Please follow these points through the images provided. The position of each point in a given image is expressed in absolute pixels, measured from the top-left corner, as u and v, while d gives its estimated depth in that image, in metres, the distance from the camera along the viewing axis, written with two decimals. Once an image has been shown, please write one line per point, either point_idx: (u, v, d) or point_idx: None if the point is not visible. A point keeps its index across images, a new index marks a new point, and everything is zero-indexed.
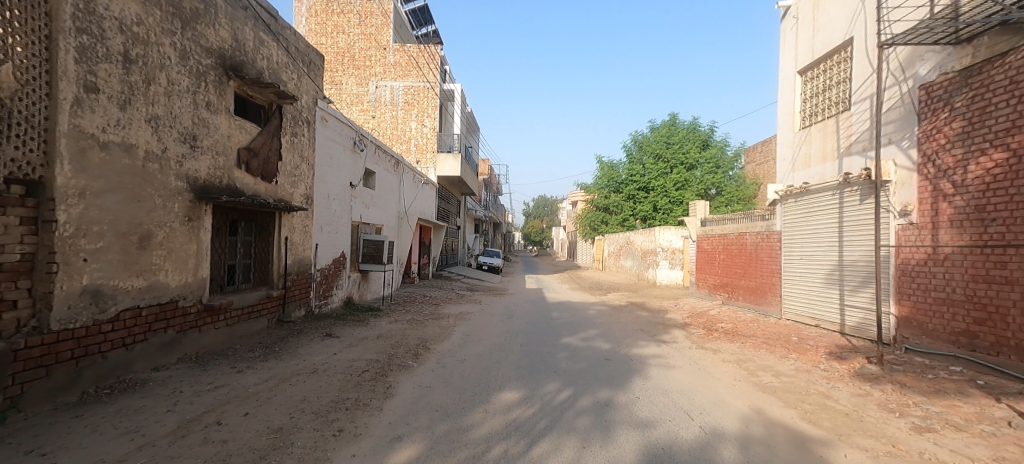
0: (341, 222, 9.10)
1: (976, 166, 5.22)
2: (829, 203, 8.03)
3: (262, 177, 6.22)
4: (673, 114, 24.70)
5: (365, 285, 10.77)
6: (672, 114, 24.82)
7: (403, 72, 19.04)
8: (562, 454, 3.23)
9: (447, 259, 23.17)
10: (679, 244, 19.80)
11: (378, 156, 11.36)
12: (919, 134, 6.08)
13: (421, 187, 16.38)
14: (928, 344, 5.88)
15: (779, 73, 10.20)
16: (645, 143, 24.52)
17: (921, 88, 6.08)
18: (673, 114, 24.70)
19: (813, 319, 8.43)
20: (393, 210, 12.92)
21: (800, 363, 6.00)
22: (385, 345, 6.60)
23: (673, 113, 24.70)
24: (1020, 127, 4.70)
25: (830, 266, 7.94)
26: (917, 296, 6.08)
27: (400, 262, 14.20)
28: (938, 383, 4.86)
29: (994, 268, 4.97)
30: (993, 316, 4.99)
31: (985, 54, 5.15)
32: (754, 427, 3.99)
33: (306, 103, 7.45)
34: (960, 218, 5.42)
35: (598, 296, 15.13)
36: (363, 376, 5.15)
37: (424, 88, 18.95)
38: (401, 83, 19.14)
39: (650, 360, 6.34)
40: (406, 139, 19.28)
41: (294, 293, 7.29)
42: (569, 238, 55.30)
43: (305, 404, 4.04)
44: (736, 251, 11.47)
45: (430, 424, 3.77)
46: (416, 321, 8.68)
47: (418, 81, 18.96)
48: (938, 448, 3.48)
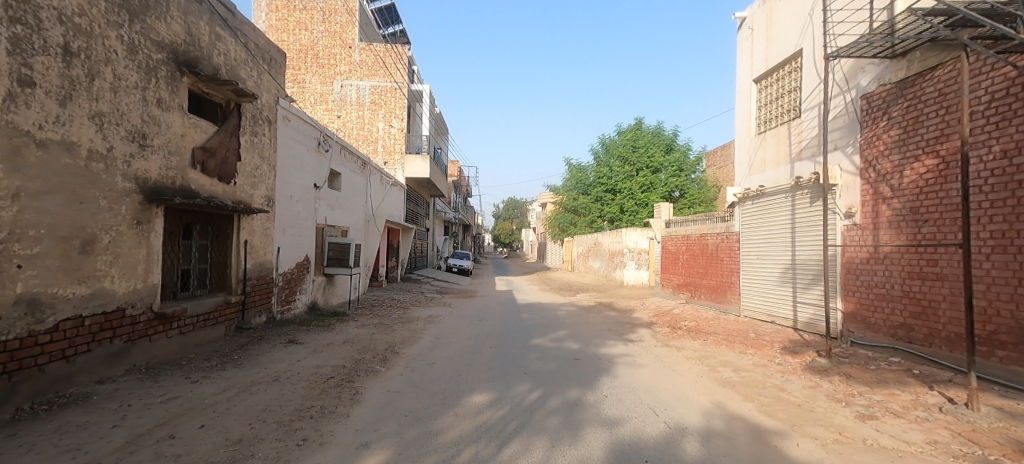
0: (305, 224, 8.83)
1: (910, 171, 5.62)
2: (783, 206, 8.43)
3: (220, 179, 5.95)
4: (639, 118, 25.41)
5: (331, 289, 10.52)
6: (638, 118, 25.51)
7: (369, 71, 18.70)
8: (532, 455, 3.26)
9: (416, 263, 22.85)
10: (645, 245, 20.35)
11: (345, 157, 11.11)
12: (860, 141, 6.51)
13: (389, 189, 16.11)
14: (871, 337, 6.27)
15: (737, 81, 10.63)
16: (612, 147, 25.20)
17: (862, 98, 6.50)
18: (638, 118, 25.40)
19: (768, 316, 8.84)
20: (360, 212, 12.68)
21: (757, 358, 6.28)
22: (352, 350, 6.43)
23: (639, 117, 25.40)
24: (946, 136, 5.15)
25: (784, 265, 8.33)
26: (862, 292, 6.47)
27: (367, 265, 13.86)
28: (880, 373, 5.19)
29: (926, 265, 5.38)
30: (926, 310, 5.37)
31: (918, 67, 5.56)
32: (715, 421, 4.16)
33: (266, 102, 7.17)
34: (897, 219, 5.81)
35: (568, 297, 15.37)
36: (328, 384, 5.01)
37: (390, 88, 18.75)
38: (367, 83, 18.78)
39: (617, 359, 6.46)
40: (373, 140, 18.93)
41: (254, 299, 7.00)
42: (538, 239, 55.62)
43: (266, 413, 3.90)
44: (699, 252, 11.88)
45: (399, 430, 3.71)
46: (385, 325, 8.51)
47: (385, 81, 18.73)
48: (879, 434, 3.74)
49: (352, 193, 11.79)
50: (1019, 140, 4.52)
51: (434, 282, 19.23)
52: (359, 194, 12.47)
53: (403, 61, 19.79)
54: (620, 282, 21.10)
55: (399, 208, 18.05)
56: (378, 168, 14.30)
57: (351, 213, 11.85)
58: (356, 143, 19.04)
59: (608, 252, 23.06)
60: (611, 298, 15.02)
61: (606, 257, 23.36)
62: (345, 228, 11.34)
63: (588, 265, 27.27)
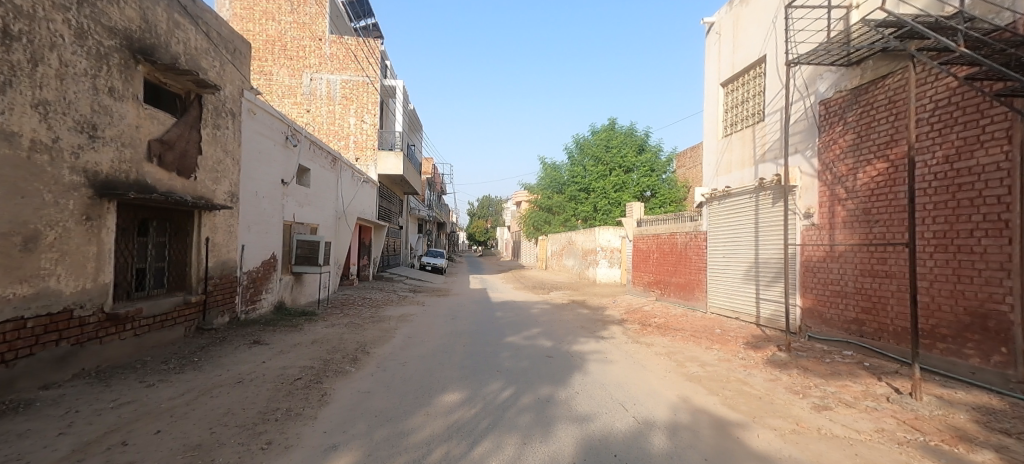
0: (271, 221, 8.54)
1: (864, 174, 5.93)
2: (748, 206, 8.72)
3: (179, 173, 5.68)
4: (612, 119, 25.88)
5: (299, 288, 10.22)
6: (611, 119, 25.97)
7: (340, 65, 18.26)
8: (503, 452, 3.26)
9: (389, 261, 22.48)
10: (618, 243, 20.80)
11: (314, 153, 10.81)
12: (818, 145, 6.81)
13: (361, 186, 15.78)
14: (827, 332, 6.59)
15: (705, 85, 10.93)
16: (586, 146, 25.63)
17: (821, 103, 6.81)
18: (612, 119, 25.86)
19: (733, 312, 9.15)
20: (331, 209, 12.38)
21: (722, 353, 6.49)
22: (320, 350, 6.28)
23: (612, 118, 25.86)
24: (895, 142, 5.46)
25: (748, 263, 8.64)
26: (819, 289, 6.78)
27: (337, 263, 13.53)
28: (834, 366, 5.46)
29: (877, 263, 5.68)
30: (876, 305, 5.68)
31: (870, 75, 5.86)
32: (682, 415, 4.28)
33: (230, 93, 6.88)
34: (851, 219, 6.12)
35: (542, 295, 15.47)
36: (295, 385, 4.87)
37: (362, 83, 18.35)
38: (338, 77, 18.33)
39: (589, 356, 6.56)
40: (344, 135, 18.50)
41: (216, 298, 6.72)
42: (513, 237, 55.73)
43: (227, 417, 3.76)
44: (669, 250, 12.18)
45: (369, 430, 3.64)
46: (355, 324, 8.34)
47: (356, 76, 18.32)
48: (832, 423, 3.94)
49: (321, 189, 11.48)
50: (959, 146, 4.85)
51: (408, 281, 18.99)
52: (329, 190, 12.16)
53: (376, 55, 19.43)
54: (592, 281, 21.39)
55: (371, 205, 17.72)
56: (349, 164, 13.98)
57: (321, 210, 11.54)
58: (326, 139, 18.57)
59: (581, 250, 23.32)
60: (584, 296, 15.21)
61: (580, 255, 23.67)
62: (315, 225, 11.04)
63: (562, 263, 27.49)
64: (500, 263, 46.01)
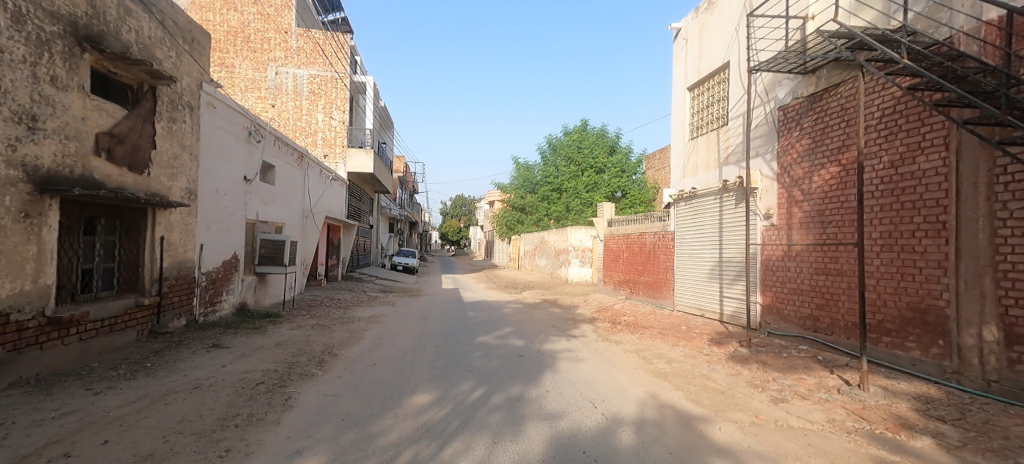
0: (233, 219, 8.21)
1: (818, 177, 6.23)
2: (712, 207, 9.02)
3: (131, 168, 5.38)
4: (585, 121, 26.37)
5: (262, 289, 9.87)
6: (584, 120, 26.48)
7: (307, 59, 17.76)
8: (472, 453, 3.25)
9: (359, 261, 22.02)
10: (589, 243, 21.04)
11: (279, 149, 10.47)
12: (777, 149, 7.11)
13: (329, 184, 15.38)
14: (784, 328, 6.89)
15: (673, 89, 11.23)
16: (559, 146, 26.01)
17: (779, 109, 7.12)
18: (584, 121, 26.36)
19: (699, 310, 9.45)
20: (297, 207, 12.01)
21: (688, 349, 6.69)
22: (285, 353, 6.08)
23: (585, 119, 26.36)
24: (846, 147, 5.76)
25: (712, 262, 8.94)
26: (777, 287, 7.09)
27: (304, 263, 13.14)
28: (791, 360, 5.72)
29: (830, 262, 5.99)
30: (829, 302, 5.99)
31: (824, 83, 6.17)
32: (649, 411, 4.39)
33: (188, 86, 6.57)
34: (807, 220, 6.42)
35: (514, 294, 15.54)
36: (257, 390, 4.70)
37: (331, 78, 17.93)
38: (305, 71, 17.81)
39: (560, 354, 6.62)
40: (312, 131, 18.00)
41: (172, 300, 6.41)
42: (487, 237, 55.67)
43: (183, 424, 3.59)
44: (638, 250, 12.46)
45: (335, 434, 3.56)
46: (322, 326, 8.13)
47: (324, 71, 17.91)
48: (788, 415, 4.13)
49: (287, 187, 11.12)
50: (903, 152, 5.17)
51: (379, 281, 18.67)
52: (295, 188, 11.80)
53: (345, 50, 19.01)
54: (565, 280, 21.63)
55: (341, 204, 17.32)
56: (317, 161, 13.60)
57: (287, 208, 11.18)
58: (293, 135, 18.03)
59: (554, 250, 23.53)
60: (556, 295, 15.36)
61: (552, 255, 23.90)
62: (280, 224, 10.68)
63: (534, 262, 27.65)
64: (472, 262, 45.83)
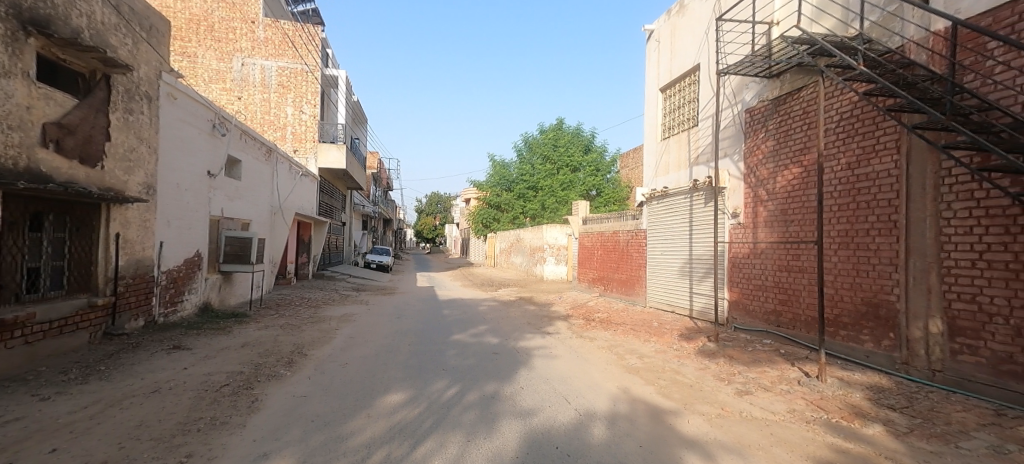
0: (196, 216, 7.89)
1: (781, 178, 6.49)
2: (683, 206, 9.25)
3: (84, 161, 5.09)
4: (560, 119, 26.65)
5: (227, 288, 9.53)
6: (559, 119, 26.75)
7: (276, 50, 17.23)
8: (446, 451, 3.23)
9: (330, 259, 21.53)
10: (564, 241, 21.24)
11: (246, 143, 10.11)
12: (744, 150, 7.36)
13: (299, 180, 14.96)
14: (750, 323, 7.15)
15: (646, 89, 11.43)
16: (535, 145, 26.22)
17: (746, 111, 7.37)
18: (560, 119, 26.63)
19: (669, 306, 9.70)
20: (265, 203, 11.64)
21: (659, 345, 6.85)
22: (252, 354, 5.90)
23: (560, 118, 26.64)
24: (808, 149, 6.01)
25: (682, 259, 9.18)
26: (743, 283, 7.34)
27: (272, 261, 12.75)
28: (755, 354, 5.94)
29: (792, 259, 6.25)
30: (791, 297, 6.25)
31: (787, 87, 6.42)
32: (620, 405, 4.47)
33: (145, 75, 6.25)
34: (771, 219, 6.68)
35: (489, 292, 15.55)
36: (221, 392, 4.54)
37: (300, 71, 17.41)
38: (273, 63, 17.27)
39: (534, 351, 6.67)
40: (281, 125, 17.50)
41: (128, 300, 6.10)
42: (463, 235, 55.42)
43: (140, 430, 3.44)
44: (611, 247, 12.68)
45: (304, 436, 3.47)
46: (292, 326, 7.92)
47: (294, 63, 17.38)
48: (752, 407, 4.28)
49: (255, 182, 10.75)
50: (859, 155, 5.44)
51: (352, 279, 18.34)
52: (264, 184, 11.43)
53: (317, 42, 18.54)
54: (540, 278, 21.77)
55: (312, 200, 16.90)
56: (286, 156, 13.20)
57: (255, 205, 10.81)
58: (260, 128, 17.50)
59: (529, 248, 23.65)
60: (531, 293, 15.45)
61: (528, 253, 24.01)
62: (246, 221, 10.32)
63: (510, 261, 27.65)
64: (448, 260, 45.59)
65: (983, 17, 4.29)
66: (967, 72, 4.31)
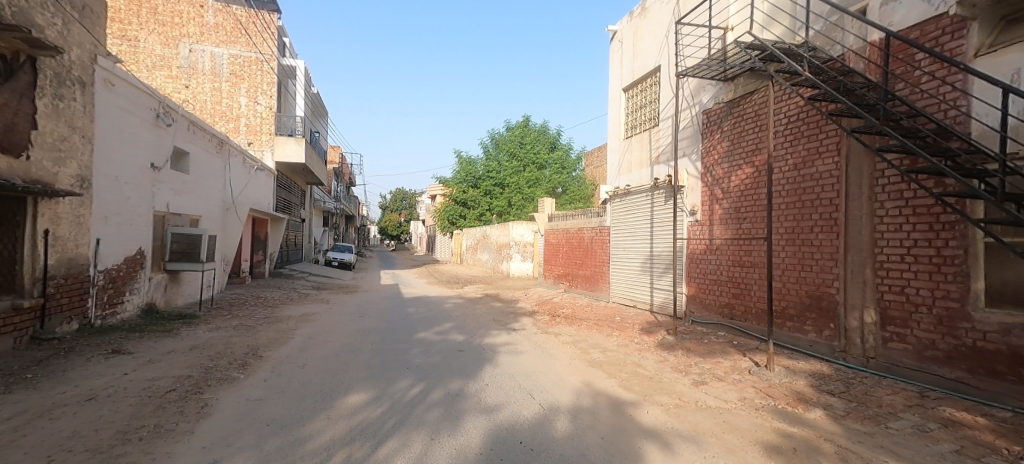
0: (137, 211, 7.39)
1: (735, 177, 6.80)
2: (644, 204, 9.52)
3: (6, 150, 4.65)
4: (527, 117, 26.88)
5: (173, 288, 9.00)
6: (526, 116, 27.01)
7: (227, 37, 16.49)
8: (409, 450, 3.18)
9: (288, 257, 20.71)
10: (530, 238, 21.46)
11: (194, 134, 9.55)
12: (701, 150, 7.65)
13: (254, 174, 14.28)
14: (705, 316, 7.46)
15: (609, 89, 11.66)
16: (501, 142, 26.47)
17: (703, 113, 7.66)
18: (526, 117, 26.86)
19: (631, 301, 9.96)
20: (217, 199, 11.06)
21: (621, 339, 7.04)
22: (201, 357, 5.60)
23: (527, 115, 26.90)
24: (760, 149, 6.32)
25: (643, 255, 9.45)
26: (699, 278, 7.65)
27: (224, 259, 12.13)
28: (710, 346, 6.21)
29: (744, 255, 6.56)
30: (742, 291, 6.57)
31: (741, 90, 6.73)
32: (583, 399, 4.56)
33: (78, 59, 5.78)
34: (725, 217, 6.99)
35: (455, 289, 15.46)
36: (166, 398, 4.28)
37: (254, 60, 16.66)
38: (224, 50, 16.48)
39: (500, 348, 6.69)
40: (234, 117, 16.66)
41: (59, 302, 5.63)
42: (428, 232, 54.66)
43: (74, 440, 3.19)
44: (576, 244, 12.90)
45: (258, 441, 3.33)
46: (246, 326, 7.58)
47: (247, 51, 16.64)
48: (706, 396, 4.48)
49: (204, 176, 10.18)
50: (804, 156, 5.76)
51: (312, 278, 17.75)
52: (215, 178, 10.85)
53: (273, 30, 17.75)
54: (506, 275, 21.83)
55: (269, 195, 16.18)
56: (239, 149, 12.58)
57: (205, 200, 10.25)
58: (211, 119, 16.58)
59: (495, 245, 23.71)
60: (497, 289, 15.49)
61: (494, 250, 24.06)
62: (194, 217, 9.74)
63: (476, 258, 27.52)
64: (413, 258, 44.88)
65: (912, 30, 4.64)
66: (898, 81, 4.67)
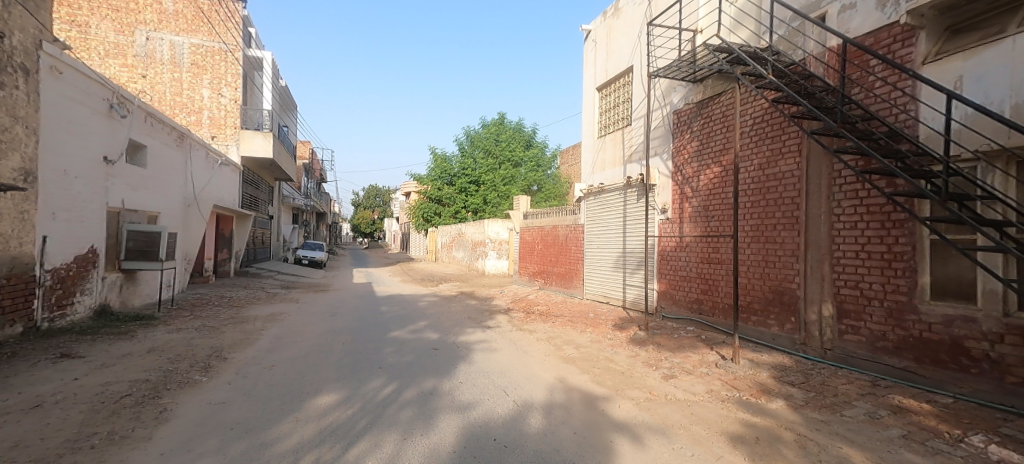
0: (89, 207, 7.00)
1: (704, 176, 6.99)
2: (617, 202, 9.67)
3: None
4: (502, 114, 26.92)
5: (130, 288, 8.57)
6: (501, 113, 27.00)
7: (188, 26, 15.83)
8: (381, 451, 3.14)
9: (255, 255, 20.00)
10: (506, 235, 21.50)
11: (152, 127, 9.10)
12: (672, 149, 7.82)
13: (218, 169, 13.73)
14: (676, 311, 7.66)
15: (583, 88, 11.78)
16: (476, 139, 26.35)
17: (673, 113, 7.84)
18: (501, 114, 26.90)
19: (604, 297, 10.12)
20: (178, 194, 10.59)
21: (594, 335, 7.14)
22: (161, 360, 5.36)
23: (502, 113, 26.93)
24: (727, 150, 6.51)
25: (616, 252, 9.61)
26: (670, 275, 7.83)
27: (185, 258, 11.63)
28: (680, 340, 6.37)
29: (712, 252, 6.76)
30: (711, 287, 6.77)
31: (710, 92, 6.91)
32: (557, 394, 4.60)
33: (21, 44, 5.41)
34: (695, 215, 7.17)
35: (429, 287, 15.33)
36: (121, 404, 4.07)
37: (218, 50, 16.07)
38: (185, 39, 15.81)
39: (474, 345, 6.67)
40: (196, 109, 15.98)
41: (1, 304, 5.27)
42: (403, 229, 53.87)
43: (18, 451, 2.99)
44: (551, 242, 13.00)
45: (221, 446, 3.20)
46: (210, 327, 7.30)
47: (209, 41, 16.02)
48: (675, 389, 4.60)
49: (164, 170, 9.73)
50: (768, 156, 5.98)
51: (281, 276, 17.24)
52: (175, 172, 10.39)
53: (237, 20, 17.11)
54: (481, 272, 21.79)
55: (234, 191, 15.59)
56: (201, 142, 12.06)
57: (164, 196, 9.79)
58: (171, 111, 15.83)
59: (470, 242, 23.64)
60: (472, 287, 15.45)
61: (469, 247, 23.98)
62: (152, 213, 9.30)
63: (451, 256, 27.32)
64: (387, 256, 44.19)
65: (867, 36, 4.87)
66: (854, 86, 4.91)
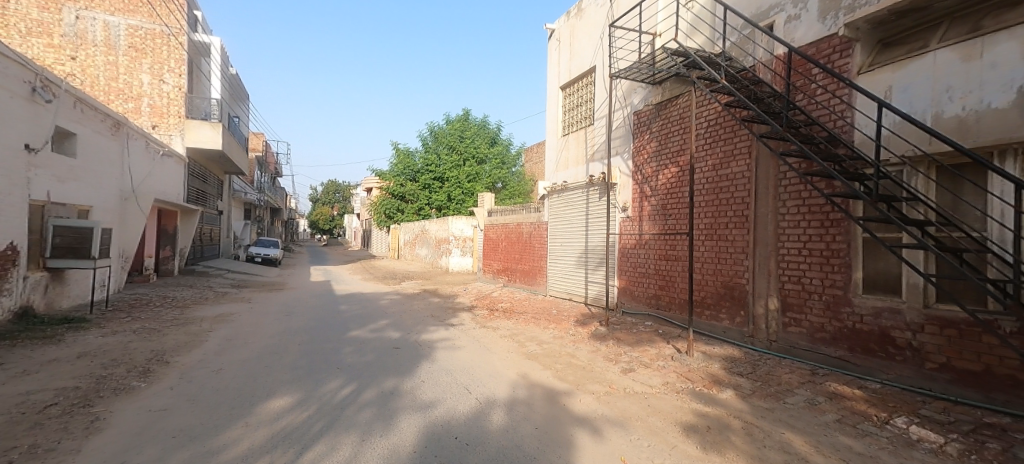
0: (9, 199, 6.38)
1: (662, 176, 7.21)
2: (580, 200, 9.83)
3: None
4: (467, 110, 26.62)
5: (57, 289, 7.88)
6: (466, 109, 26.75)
7: (126, 6, 14.71)
8: (338, 454, 3.05)
9: (203, 253, 18.87)
10: (470, 232, 21.38)
11: (83, 114, 8.40)
12: (633, 149, 8.02)
13: (160, 160, 12.84)
14: (635, 307, 7.88)
15: (547, 86, 11.86)
16: (441, 135, 25.81)
17: (634, 114, 8.04)
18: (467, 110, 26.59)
19: (567, 294, 10.27)
20: (113, 187, 9.83)
21: (557, 331, 7.22)
22: (92, 366, 4.96)
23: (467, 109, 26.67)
24: (683, 151, 6.75)
25: (579, 250, 9.77)
26: (629, 271, 8.05)
27: (121, 255, 10.80)
28: (639, 335, 6.56)
29: (669, 249, 6.99)
30: (668, 283, 7.01)
31: (668, 94, 7.13)
32: (519, 391, 4.62)
33: None
34: (654, 213, 7.39)
35: (390, 285, 15.00)
36: (46, 414, 3.73)
37: (160, 33, 15.05)
38: (122, 20, 14.70)
39: (437, 344, 6.59)
40: (134, 95, 14.91)
41: None
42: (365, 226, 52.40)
43: None
44: (515, 239, 13.05)
45: (161, 456, 3.01)
46: (151, 329, 6.83)
47: (150, 23, 14.98)
48: (633, 382, 4.73)
49: (97, 161, 9.01)
50: (721, 158, 6.25)
51: (232, 275, 16.38)
52: (110, 164, 9.64)
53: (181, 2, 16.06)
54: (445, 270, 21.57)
55: (178, 184, 14.62)
56: (141, 131, 11.24)
57: (97, 189, 9.06)
58: (106, 97, 14.66)
59: (434, 239, 23.35)
60: (435, 285, 15.26)
61: (433, 245, 23.68)
62: (82, 207, 8.58)
63: (415, 253, 26.86)
64: (349, 253, 42.86)
65: (809, 46, 5.18)
66: (798, 92, 5.20)
